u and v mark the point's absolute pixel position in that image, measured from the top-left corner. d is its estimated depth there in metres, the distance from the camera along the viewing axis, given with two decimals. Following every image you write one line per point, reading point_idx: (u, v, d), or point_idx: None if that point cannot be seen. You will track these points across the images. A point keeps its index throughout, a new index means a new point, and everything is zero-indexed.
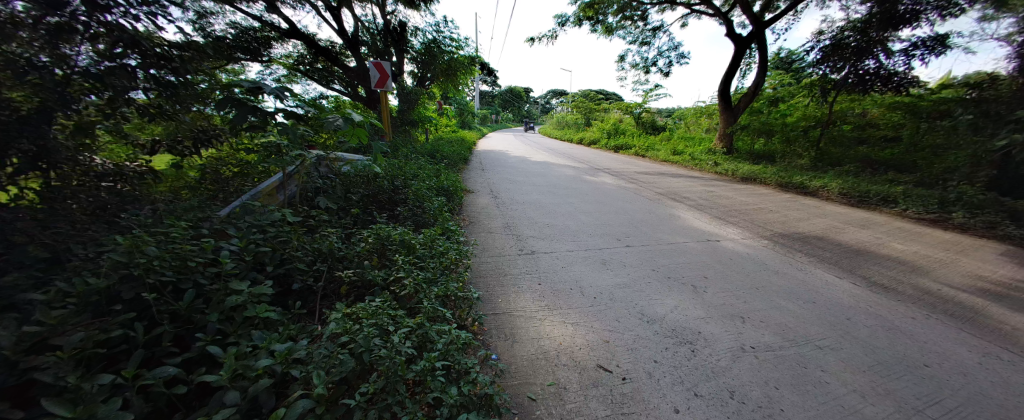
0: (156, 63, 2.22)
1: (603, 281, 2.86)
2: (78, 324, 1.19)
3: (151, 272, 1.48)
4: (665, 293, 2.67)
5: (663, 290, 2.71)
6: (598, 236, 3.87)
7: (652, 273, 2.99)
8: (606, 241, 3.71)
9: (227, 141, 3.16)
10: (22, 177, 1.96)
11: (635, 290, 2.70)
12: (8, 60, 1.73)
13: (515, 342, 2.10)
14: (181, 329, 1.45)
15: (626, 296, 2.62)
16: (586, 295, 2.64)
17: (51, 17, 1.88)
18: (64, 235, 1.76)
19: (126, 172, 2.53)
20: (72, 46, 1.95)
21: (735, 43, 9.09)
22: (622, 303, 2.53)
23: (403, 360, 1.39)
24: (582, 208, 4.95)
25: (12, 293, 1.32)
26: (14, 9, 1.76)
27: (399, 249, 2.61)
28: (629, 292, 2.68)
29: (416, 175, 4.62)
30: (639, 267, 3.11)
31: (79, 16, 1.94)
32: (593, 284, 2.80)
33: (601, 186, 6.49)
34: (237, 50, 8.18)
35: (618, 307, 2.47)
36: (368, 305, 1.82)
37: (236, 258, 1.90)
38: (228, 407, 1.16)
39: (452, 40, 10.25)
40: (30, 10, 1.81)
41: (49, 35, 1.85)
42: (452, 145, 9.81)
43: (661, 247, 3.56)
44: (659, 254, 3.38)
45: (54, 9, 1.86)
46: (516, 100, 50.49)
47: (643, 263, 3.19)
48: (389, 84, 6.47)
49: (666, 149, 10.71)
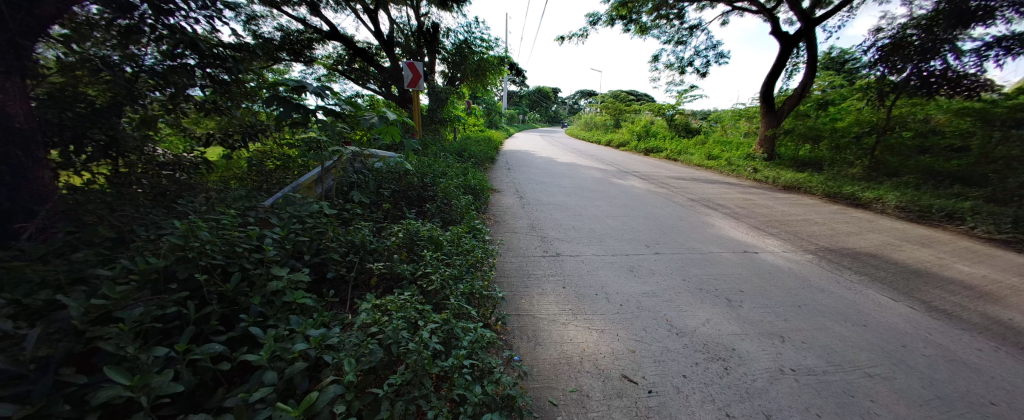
0: (212, 63, 2.43)
1: (630, 288, 2.78)
2: (138, 300, 1.30)
3: (203, 255, 1.59)
4: (696, 305, 2.55)
5: (694, 302, 2.59)
6: (626, 241, 3.76)
7: (682, 284, 2.86)
8: (635, 248, 3.59)
9: (272, 135, 3.36)
10: (93, 164, 2.31)
11: (664, 300, 2.60)
12: (83, 59, 2.04)
13: (538, 343, 2.09)
14: (227, 309, 1.54)
15: (653, 305, 2.53)
16: (612, 302, 2.57)
17: (122, 19, 2.08)
18: (130, 219, 1.95)
19: (183, 162, 2.79)
20: (138, 47, 2.16)
21: (781, 43, 8.55)
22: (650, 312, 2.44)
23: (429, 355, 1.41)
24: (609, 212, 4.85)
25: (84, 268, 1.45)
26: (91, 13, 2.06)
27: (427, 245, 2.67)
28: (657, 301, 2.59)
29: (445, 173, 4.71)
30: (669, 276, 2.99)
31: (145, 19, 2.14)
32: (619, 291, 2.73)
33: (629, 190, 6.31)
34: (283, 52, 8.72)
35: (645, 316, 2.39)
36: (397, 297, 1.86)
37: (277, 246, 2.01)
38: (266, 387, 1.22)
39: (482, 41, 10.37)
40: (103, 13, 2.08)
41: (121, 38, 2.07)
42: (480, 144, 9.91)
43: (693, 256, 3.41)
44: (690, 264, 3.24)
45: (124, 13, 2.06)
46: (544, 101, 50.10)
47: (674, 272, 3.06)
48: (420, 84, 6.62)
49: (700, 153, 10.28)
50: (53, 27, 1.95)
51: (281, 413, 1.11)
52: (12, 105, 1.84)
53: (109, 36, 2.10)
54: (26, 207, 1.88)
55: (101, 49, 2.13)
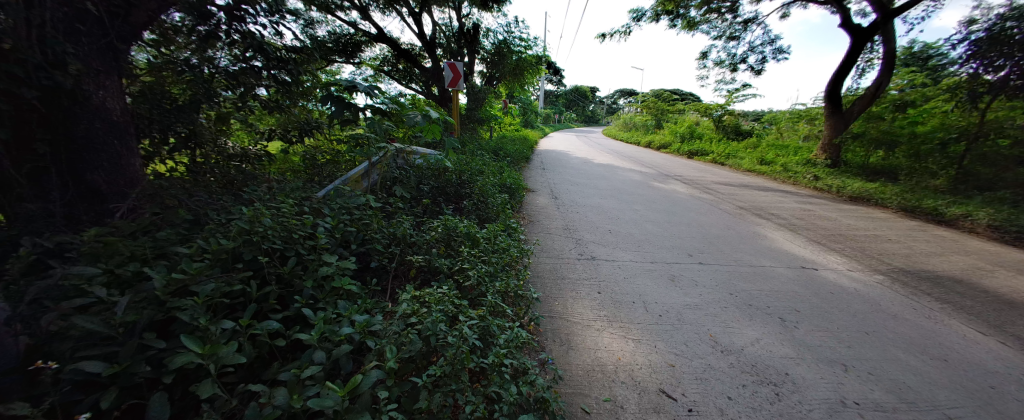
0: (276, 65, 2.77)
1: (670, 298, 2.65)
2: (210, 277, 1.44)
3: (265, 240, 1.73)
4: (744, 322, 2.38)
5: (742, 319, 2.41)
6: (667, 249, 3.59)
7: (729, 298, 2.68)
8: (676, 256, 3.42)
9: (325, 131, 3.60)
10: (177, 154, 2.66)
11: (708, 314, 2.45)
12: (167, 62, 2.42)
13: (571, 348, 2.06)
14: (284, 290, 1.67)
15: (696, 319, 2.39)
16: (651, 312, 2.47)
17: (201, 26, 2.41)
18: (205, 203, 2.17)
19: (249, 155, 3.08)
20: (213, 51, 2.54)
21: (852, 36, 7.72)
22: (692, 326, 2.31)
23: (467, 351, 1.44)
24: (649, 217, 4.66)
25: (167, 245, 1.64)
26: (174, 21, 2.43)
27: (464, 241, 2.72)
28: (700, 314, 2.45)
29: (481, 171, 4.78)
30: (714, 289, 2.81)
31: (219, 26, 2.45)
32: (658, 301, 2.62)
33: (671, 194, 6.03)
34: (335, 54, 9.30)
35: (686, 330, 2.27)
36: (436, 290, 1.92)
37: (328, 234, 2.15)
38: (315, 365, 1.30)
39: (521, 40, 10.41)
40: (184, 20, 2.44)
41: (201, 42, 2.44)
42: (516, 144, 9.94)
43: (741, 269, 3.19)
44: (738, 277, 3.03)
45: (204, 21, 2.39)
46: (582, 100, 49.17)
47: (720, 285, 2.87)
48: (460, 84, 6.76)
49: (751, 157, 9.59)
50: (139, 33, 2.27)
51: (328, 392, 1.18)
52: (111, 101, 2.14)
53: (190, 40, 2.47)
54: (120, 190, 2.23)
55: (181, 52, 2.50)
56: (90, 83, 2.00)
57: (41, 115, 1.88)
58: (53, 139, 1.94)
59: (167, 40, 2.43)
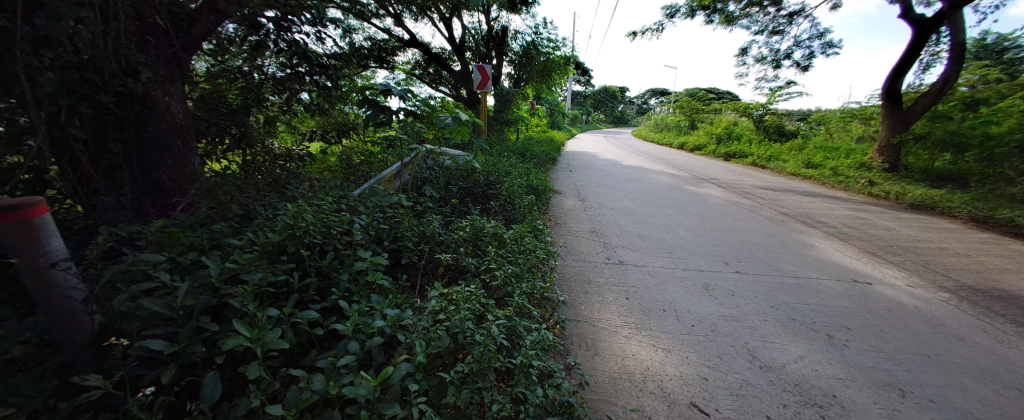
0: (319, 71, 2.98)
1: (704, 308, 2.54)
2: (257, 267, 1.54)
3: (306, 234, 1.83)
4: (787, 338, 2.23)
5: (784, 334, 2.26)
6: (700, 256, 3.44)
7: (769, 311, 2.53)
8: (711, 264, 3.27)
9: (360, 133, 3.76)
10: (229, 154, 2.90)
11: (745, 327, 2.32)
12: (227, 70, 2.69)
13: (598, 354, 2.02)
14: (322, 282, 1.76)
15: (732, 331, 2.28)
16: (682, 321, 2.38)
17: (252, 36, 2.73)
18: (253, 200, 2.34)
19: (293, 155, 3.28)
20: (262, 60, 2.84)
21: (915, 28, 7.07)
22: (728, 338, 2.20)
23: (494, 350, 1.45)
24: (681, 222, 4.49)
25: (220, 237, 1.78)
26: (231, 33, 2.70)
27: (491, 241, 2.74)
28: (737, 326, 2.32)
29: (508, 172, 4.81)
30: (753, 300, 2.66)
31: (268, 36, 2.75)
32: (690, 309, 2.51)
33: (706, 198, 5.77)
34: (370, 59, 9.71)
35: (722, 342, 2.16)
36: (463, 288, 1.95)
37: (363, 231, 2.24)
38: (350, 354, 1.36)
39: (549, 41, 10.39)
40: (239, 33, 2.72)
41: (251, 52, 2.74)
42: (543, 145, 9.91)
43: (783, 280, 2.99)
44: (780, 288, 2.85)
45: (255, 31, 2.68)
46: (611, 101, 48.17)
47: (759, 296, 2.71)
48: (488, 86, 6.82)
49: (795, 159, 8.98)
50: (199, 44, 2.50)
51: (362, 381, 1.23)
52: (175, 106, 2.37)
53: (242, 50, 2.75)
54: (181, 186, 2.43)
55: (235, 60, 2.77)
56: (158, 89, 2.25)
57: (115, 117, 2.09)
58: (126, 139, 2.16)
59: (220, 51, 2.67)
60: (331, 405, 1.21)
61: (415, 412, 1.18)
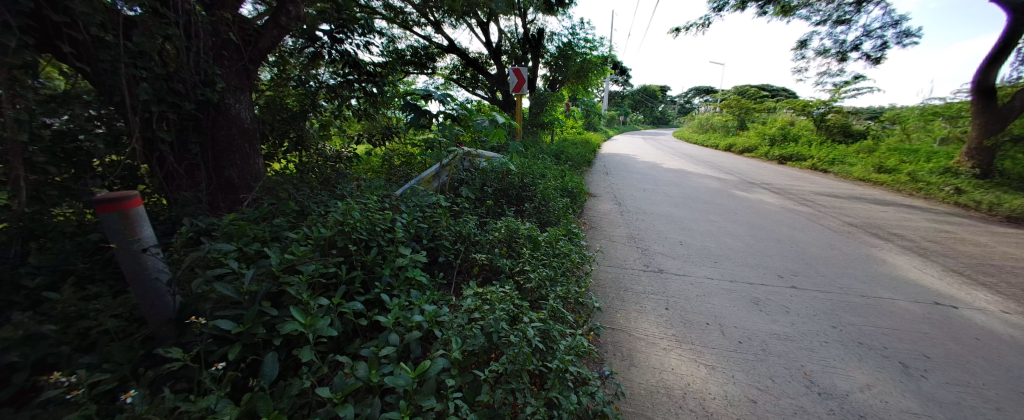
0: (367, 79, 3.40)
1: (753, 324, 2.36)
2: (311, 259, 1.66)
3: (354, 230, 1.95)
4: (850, 364, 2.01)
5: (847, 360, 2.05)
6: (750, 268, 3.21)
7: (829, 332, 2.30)
8: (762, 277, 3.04)
9: (402, 136, 3.93)
10: (288, 155, 3.17)
11: (801, 348, 2.13)
12: (286, 79, 3.06)
13: (635, 365, 1.96)
14: (367, 275, 1.86)
15: (785, 351, 2.10)
16: (728, 337, 2.23)
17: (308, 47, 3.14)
18: (307, 197, 2.53)
19: (341, 157, 3.50)
20: (316, 69, 3.22)
21: (1012, 14, 6.00)
22: (780, 359, 2.03)
23: (529, 352, 1.46)
24: (727, 229, 4.22)
25: (279, 230, 1.94)
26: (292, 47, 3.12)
27: (526, 243, 2.76)
28: (791, 346, 2.14)
29: (543, 174, 4.80)
30: (810, 319, 2.43)
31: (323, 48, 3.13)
32: (737, 325, 2.35)
33: (756, 205, 5.38)
34: (411, 66, 10.15)
35: (773, 362, 2.00)
36: (497, 289, 1.97)
37: (404, 229, 2.34)
38: (390, 346, 1.42)
39: (586, 41, 10.26)
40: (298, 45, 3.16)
41: (308, 61, 3.14)
42: (578, 147, 9.77)
43: (848, 299, 2.71)
44: (843, 308, 2.58)
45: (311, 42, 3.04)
46: (651, 101, 46.43)
47: (818, 315, 2.48)
48: (524, 88, 6.86)
49: (862, 163, 8.13)
50: (264, 56, 2.77)
51: (401, 372, 1.28)
52: (243, 112, 2.63)
53: (300, 61, 3.16)
54: (246, 184, 2.68)
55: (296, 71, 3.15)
56: (230, 98, 2.53)
57: (196, 122, 2.41)
58: (204, 142, 2.47)
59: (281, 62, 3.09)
60: (373, 392, 1.28)
61: (450, 406, 1.21)
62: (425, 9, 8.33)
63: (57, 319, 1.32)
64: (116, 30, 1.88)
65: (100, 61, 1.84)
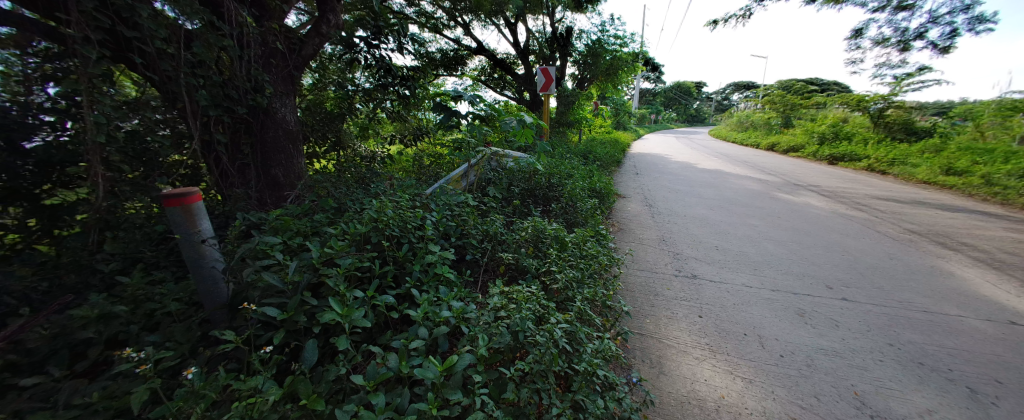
0: (400, 82, 3.60)
1: (796, 337, 2.21)
2: (347, 253, 1.75)
3: (386, 227, 2.04)
4: (910, 387, 1.83)
5: (905, 381, 1.87)
6: (794, 276, 3.01)
7: (885, 350, 2.10)
8: (808, 287, 2.83)
9: (432, 136, 4.04)
10: (327, 155, 3.34)
11: (851, 366, 1.96)
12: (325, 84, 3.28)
13: (664, 373, 1.90)
14: (398, 270, 1.93)
15: (832, 368, 1.95)
16: (767, 349, 2.10)
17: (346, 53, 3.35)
18: (343, 195, 2.66)
19: (375, 157, 3.65)
20: (352, 73, 3.42)
21: None
22: (826, 376, 1.88)
23: (555, 353, 1.47)
24: (768, 234, 3.97)
25: (319, 226, 2.06)
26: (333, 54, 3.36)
27: (552, 244, 2.75)
28: (839, 363, 1.98)
29: (571, 174, 4.74)
30: (862, 335, 2.24)
31: (360, 53, 3.33)
32: (778, 337, 2.21)
33: (801, 208, 5.03)
34: (441, 68, 10.39)
35: (818, 380, 1.86)
36: (523, 288, 1.98)
37: (434, 227, 2.40)
38: (419, 339, 1.47)
39: (616, 38, 10.03)
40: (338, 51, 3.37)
41: (346, 66, 3.37)
42: (607, 147, 9.57)
43: (908, 315, 2.46)
44: (902, 325, 2.35)
45: (348, 47, 3.22)
46: (685, 99, 44.59)
47: (871, 331, 2.28)
48: (552, 88, 6.82)
49: (927, 163, 7.37)
50: (307, 63, 2.96)
51: (429, 365, 1.32)
52: (288, 115, 2.82)
53: (338, 66, 3.38)
54: (290, 182, 2.87)
55: (338, 77, 3.38)
56: (277, 102, 2.72)
57: (247, 125, 2.62)
58: (254, 143, 2.68)
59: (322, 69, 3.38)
60: (402, 382, 1.33)
61: (475, 401, 1.23)
62: (455, 12, 8.49)
63: (129, 300, 1.49)
64: (179, 43, 2.08)
65: (166, 71, 2.05)
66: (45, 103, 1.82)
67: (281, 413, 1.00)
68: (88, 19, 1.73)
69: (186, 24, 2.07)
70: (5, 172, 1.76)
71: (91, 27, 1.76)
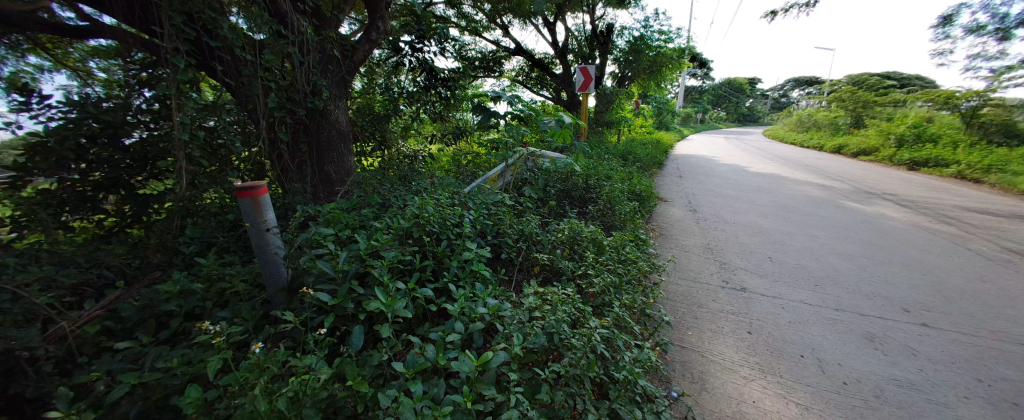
0: (442, 85, 3.73)
1: (862, 364, 1.98)
2: (391, 246, 1.83)
3: (427, 224, 2.11)
4: None
5: None
6: (861, 296, 2.71)
7: (977, 387, 1.82)
8: (879, 309, 2.53)
9: (470, 136, 4.11)
10: (373, 154, 3.53)
11: (932, 401, 1.72)
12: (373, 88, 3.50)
13: (707, 391, 1.79)
14: (436, 265, 1.99)
15: (907, 401, 1.72)
16: (828, 375, 1.91)
17: (393, 58, 3.56)
18: (386, 192, 2.78)
19: (416, 156, 3.79)
20: (397, 77, 3.64)
21: None
22: (900, 410, 1.67)
23: (591, 359, 1.44)
24: (832, 247, 3.61)
25: (366, 220, 2.18)
26: (382, 59, 3.62)
27: (589, 246, 2.70)
28: (917, 396, 1.74)
29: (609, 176, 4.62)
30: (948, 368, 1.96)
31: (405, 58, 3.52)
32: (841, 362, 2.00)
33: (871, 219, 4.51)
34: (479, 69, 10.55)
35: (890, 414, 1.65)
36: (559, 290, 1.96)
37: (471, 225, 2.45)
38: (455, 332, 1.50)
39: (660, 33, 9.65)
40: (387, 57, 3.60)
41: (393, 71, 3.57)
42: (647, 148, 9.20)
43: (1008, 349, 2.11)
44: (1001, 359, 2.03)
45: (396, 52, 3.40)
46: (736, 97, 41.75)
47: (958, 364, 1.99)
48: (591, 87, 6.69)
49: None
50: (358, 68, 3.14)
51: (465, 358, 1.34)
52: (340, 117, 3.00)
53: (386, 70, 3.61)
54: (340, 179, 3.05)
55: (388, 81, 3.64)
56: (332, 105, 2.91)
57: (305, 126, 2.83)
58: (311, 142, 2.88)
59: (371, 74, 3.66)
60: (438, 373, 1.36)
61: (509, 399, 1.24)
62: (494, 13, 8.59)
63: (204, 278, 1.68)
64: (250, 51, 2.30)
65: (239, 77, 2.28)
66: (142, 105, 2.13)
67: (331, 392, 1.07)
68: (178, 32, 1.96)
69: (256, 35, 2.31)
70: (108, 164, 2.07)
71: (179, 38, 1.99)
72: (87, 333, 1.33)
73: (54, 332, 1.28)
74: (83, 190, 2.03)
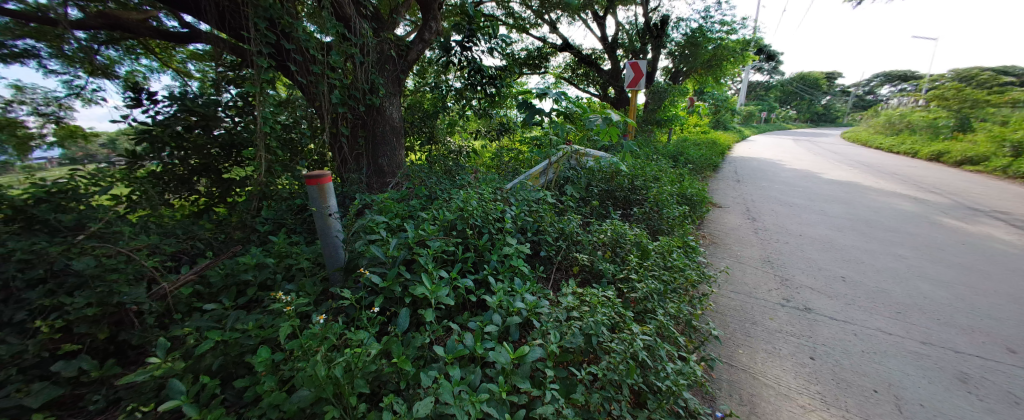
0: (489, 82, 3.79)
1: (954, 408, 1.71)
2: (437, 237, 1.91)
3: (470, 217, 2.16)
4: None
5: None
6: (958, 329, 2.32)
7: None
8: (979, 347, 2.16)
9: (515, 133, 4.15)
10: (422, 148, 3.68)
11: None
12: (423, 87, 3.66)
13: (757, 415, 1.65)
14: (478, 257, 2.04)
15: None
16: (908, 415, 1.67)
17: (443, 57, 3.69)
18: (433, 185, 2.90)
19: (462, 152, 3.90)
20: (446, 75, 3.76)
21: None
22: None
23: (630, 366, 1.39)
24: (922, 271, 3.14)
25: (414, 211, 2.29)
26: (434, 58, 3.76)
27: (632, 250, 2.61)
28: None
29: (657, 177, 4.41)
30: None
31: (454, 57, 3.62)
32: (925, 403, 1.74)
33: (976, 240, 3.86)
34: (525, 66, 10.56)
35: None
36: (598, 292, 1.91)
37: (512, 221, 2.47)
38: (493, 324, 1.53)
39: (722, 25, 8.99)
40: (438, 55, 3.74)
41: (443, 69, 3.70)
42: (701, 149, 8.62)
43: None
44: None
45: (445, 51, 3.50)
46: (807, 96, 37.59)
47: None
48: (640, 83, 6.41)
49: None
50: (411, 67, 3.30)
51: (502, 350, 1.36)
52: (394, 113, 3.18)
53: (437, 68, 3.76)
54: (392, 171, 3.23)
55: (439, 79, 3.77)
56: (387, 102, 3.09)
57: (364, 120, 3.03)
58: (368, 136, 3.08)
59: (423, 72, 3.82)
60: (476, 361, 1.41)
61: (544, 395, 1.25)
62: (543, 9, 8.53)
63: (274, 255, 1.88)
64: (319, 51, 2.51)
65: (309, 76, 2.50)
66: (229, 101, 2.43)
67: (378, 367, 1.16)
68: (261, 37, 2.21)
69: (324, 37, 2.52)
70: (200, 152, 2.39)
71: (262, 42, 2.24)
72: (182, 294, 1.55)
73: (157, 291, 1.51)
74: (180, 173, 2.37)
